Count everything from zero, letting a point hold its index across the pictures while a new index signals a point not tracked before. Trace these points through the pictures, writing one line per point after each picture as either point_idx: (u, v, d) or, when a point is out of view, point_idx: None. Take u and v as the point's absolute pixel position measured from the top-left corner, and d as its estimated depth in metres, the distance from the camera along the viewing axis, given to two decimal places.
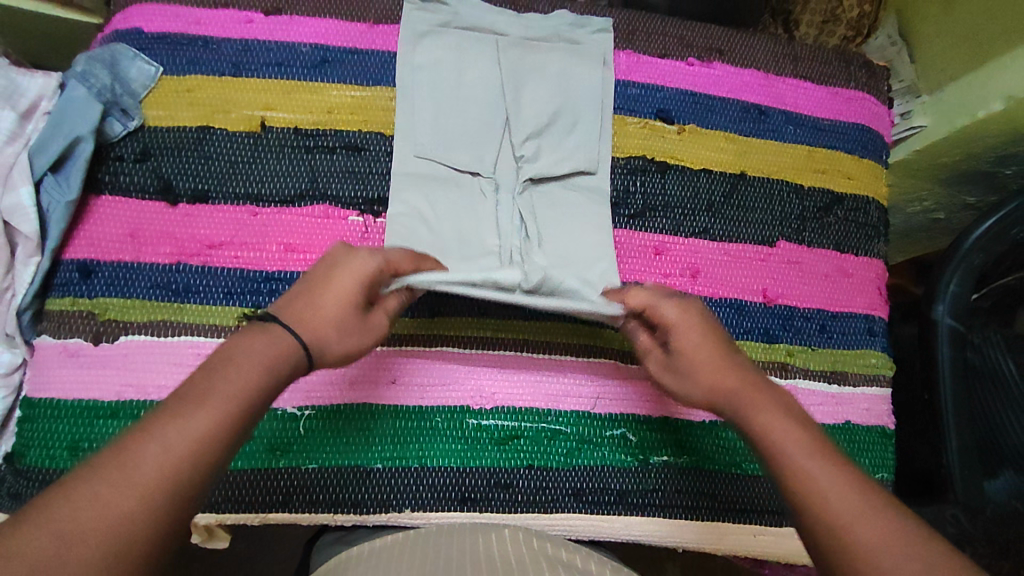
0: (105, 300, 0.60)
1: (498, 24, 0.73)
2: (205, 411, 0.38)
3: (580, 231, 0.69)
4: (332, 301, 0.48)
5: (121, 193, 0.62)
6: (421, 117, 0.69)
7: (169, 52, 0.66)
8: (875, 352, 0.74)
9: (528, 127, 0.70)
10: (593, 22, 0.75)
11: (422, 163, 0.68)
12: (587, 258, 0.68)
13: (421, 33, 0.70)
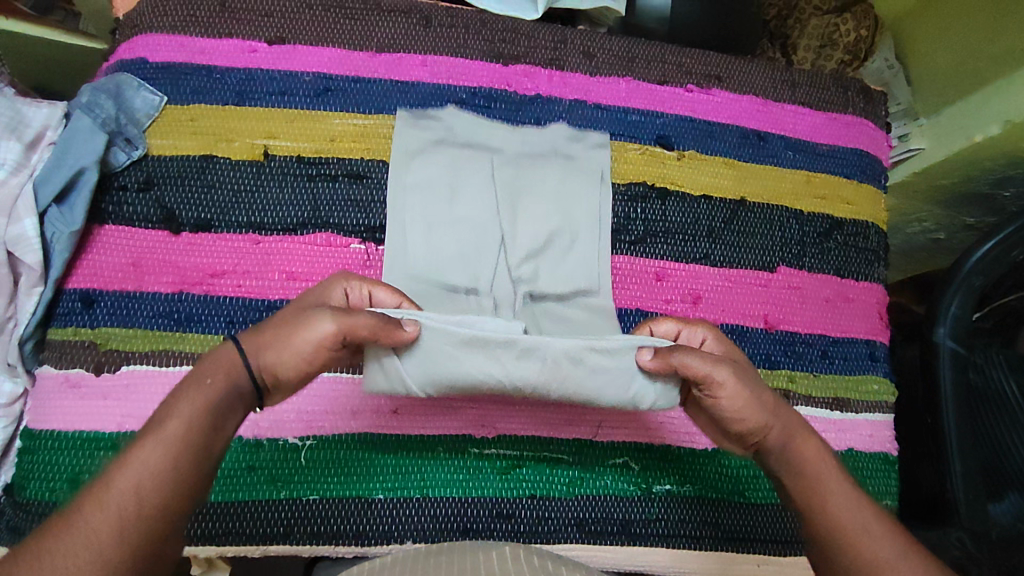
0: (107, 329, 0.60)
1: (493, 139, 0.71)
2: (145, 450, 0.41)
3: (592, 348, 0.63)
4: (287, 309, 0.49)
5: (125, 222, 0.62)
6: (413, 240, 0.66)
7: (174, 81, 0.67)
8: (877, 378, 0.74)
9: (526, 249, 0.67)
10: (591, 136, 0.73)
11: (414, 283, 0.64)
12: None
13: (413, 152, 0.69)
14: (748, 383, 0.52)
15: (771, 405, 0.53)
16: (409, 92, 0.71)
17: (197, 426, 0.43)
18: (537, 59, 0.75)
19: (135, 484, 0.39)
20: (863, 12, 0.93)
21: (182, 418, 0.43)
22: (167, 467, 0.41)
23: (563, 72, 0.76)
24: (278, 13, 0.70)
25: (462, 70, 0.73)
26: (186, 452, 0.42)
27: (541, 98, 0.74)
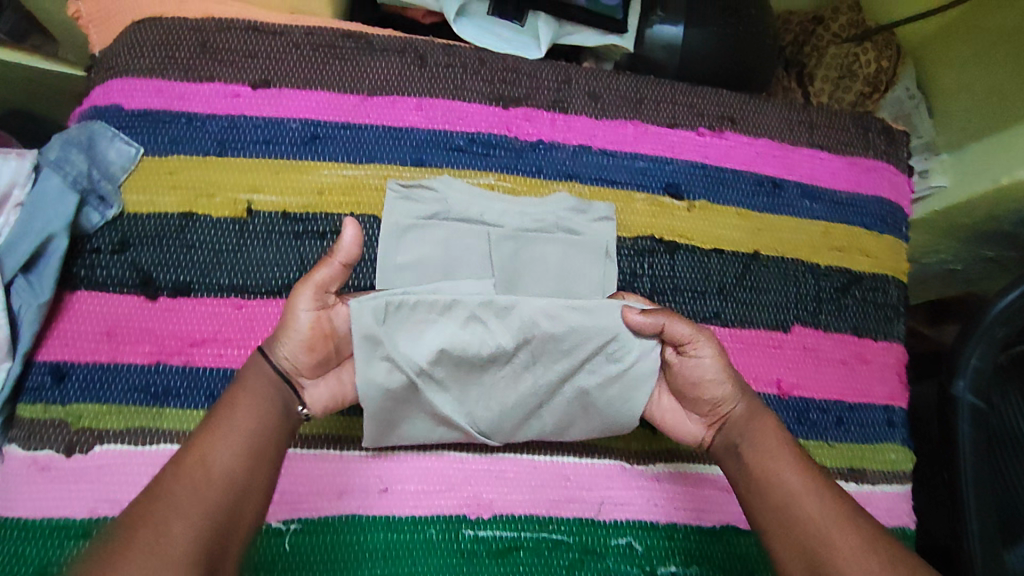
0: (80, 406, 0.56)
1: (489, 212, 0.66)
2: (220, 418, 0.47)
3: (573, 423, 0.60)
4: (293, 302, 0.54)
5: (99, 287, 0.58)
6: None
7: (151, 130, 0.62)
8: (895, 446, 0.70)
9: None
10: (593, 209, 0.68)
11: None
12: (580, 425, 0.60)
13: (404, 229, 0.64)
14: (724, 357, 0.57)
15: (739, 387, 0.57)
16: (403, 139, 0.67)
17: (257, 398, 0.49)
18: (540, 100, 0.70)
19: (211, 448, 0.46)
20: (885, 41, 0.89)
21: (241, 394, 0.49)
22: (237, 433, 0.47)
23: (568, 115, 0.71)
24: (262, 53, 0.65)
25: (459, 114, 0.68)
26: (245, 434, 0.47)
27: (543, 144, 0.69)
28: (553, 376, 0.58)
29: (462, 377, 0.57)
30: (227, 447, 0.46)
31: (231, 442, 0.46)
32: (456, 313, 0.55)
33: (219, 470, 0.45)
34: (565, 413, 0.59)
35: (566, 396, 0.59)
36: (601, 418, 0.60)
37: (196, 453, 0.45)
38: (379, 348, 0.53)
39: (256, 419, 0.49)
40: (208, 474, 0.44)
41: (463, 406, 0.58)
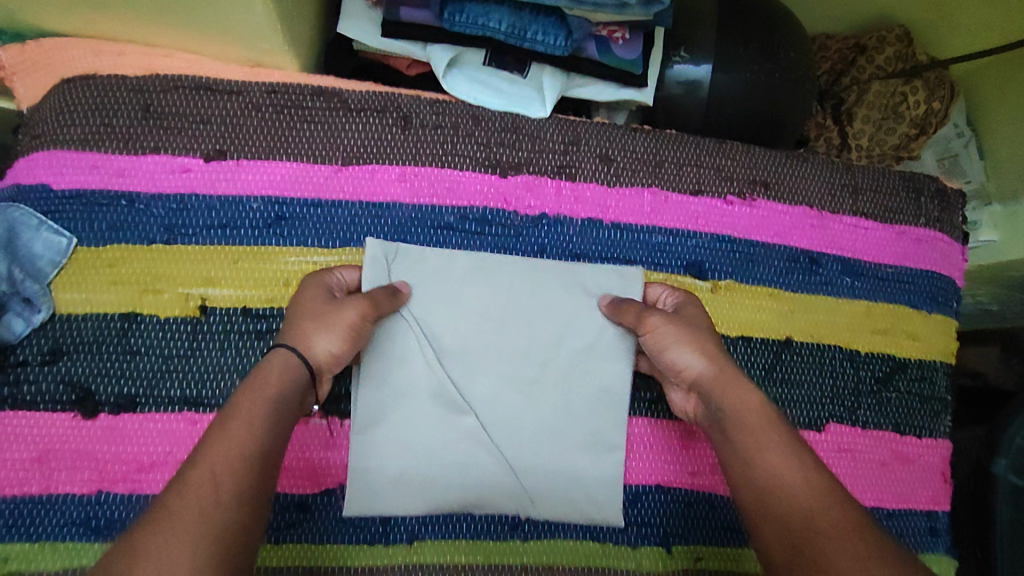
0: (6, 546, 0.49)
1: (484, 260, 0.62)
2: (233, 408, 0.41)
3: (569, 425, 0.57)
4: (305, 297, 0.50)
5: (25, 407, 0.50)
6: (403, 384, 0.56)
7: (86, 215, 0.53)
8: (938, 558, 0.62)
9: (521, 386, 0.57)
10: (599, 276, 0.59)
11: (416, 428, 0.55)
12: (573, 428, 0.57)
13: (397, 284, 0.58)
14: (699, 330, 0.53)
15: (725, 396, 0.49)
16: (383, 218, 0.58)
17: (281, 376, 0.44)
18: (543, 166, 0.61)
19: (219, 462, 0.38)
20: (937, 79, 0.79)
21: (247, 395, 0.42)
22: (247, 441, 0.39)
23: (575, 183, 0.61)
24: (217, 119, 0.56)
25: (449, 184, 0.59)
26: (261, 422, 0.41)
27: (546, 218, 0.60)
28: (548, 337, 0.58)
29: (462, 339, 0.56)
30: (237, 458, 0.38)
31: (243, 453, 0.39)
32: (457, 268, 0.57)
33: (229, 489, 0.37)
34: (563, 390, 0.57)
35: (563, 362, 0.58)
36: (602, 392, 0.58)
37: (203, 467, 0.37)
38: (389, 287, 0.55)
39: (269, 422, 0.41)
40: (217, 496, 0.37)
41: (462, 381, 0.56)
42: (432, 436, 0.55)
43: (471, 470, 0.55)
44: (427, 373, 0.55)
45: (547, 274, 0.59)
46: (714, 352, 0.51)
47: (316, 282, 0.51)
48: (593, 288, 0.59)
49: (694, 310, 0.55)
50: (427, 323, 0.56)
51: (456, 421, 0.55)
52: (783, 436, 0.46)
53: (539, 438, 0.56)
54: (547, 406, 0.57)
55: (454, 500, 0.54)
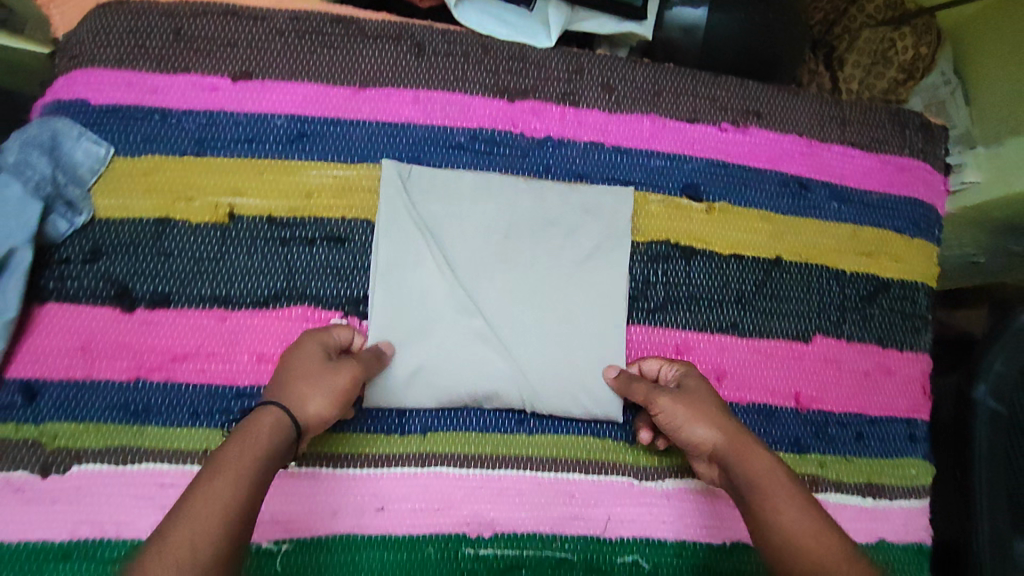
0: (54, 425, 0.53)
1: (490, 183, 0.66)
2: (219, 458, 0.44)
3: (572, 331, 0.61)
4: (302, 356, 0.52)
5: (69, 299, 0.54)
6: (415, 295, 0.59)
7: (122, 127, 0.57)
8: (915, 462, 0.68)
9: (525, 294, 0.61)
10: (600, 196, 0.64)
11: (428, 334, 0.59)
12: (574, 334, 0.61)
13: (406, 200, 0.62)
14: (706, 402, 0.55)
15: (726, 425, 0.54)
16: (398, 137, 0.62)
17: (271, 432, 0.46)
18: (548, 93, 0.65)
19: (199, 520, 0.40)
20: (926, 25, 0.81)
21: (237, 450, 0.44)
22: (227, 497, 0.41)
23: (578, 109, 0.65)
24: (243, 42, 0.60)
25: (460, 107, 0.63)
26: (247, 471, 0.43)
27: (551, 140, 0.64)
28: (549, 249, 0.63)
29: (469, 250, 0.61)
30: (214, 515, 0.40)
31: (222, 512, 0.41)
32: (465, 188, 0.62)
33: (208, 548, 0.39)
34: (565, 295, 0.62)
35: (564, 271, 0.63)
36: (600, 299, 0.62)
37: (184, 523, 0.40)
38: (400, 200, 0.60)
39: (254, 479, 0.43)
40: (195, 554, 0.39)
41: (471, 288, 0.60)
42: (442, 339, 0.59)
43: (480, 367, 0.59)
44: (438, 280, 0.60)
45: (549, 193, 0.63)
46: (721, 424, 0.54)
47: (309, 340, 0.53)
48: (592, 204, 0.64)
49: (697, 379, 0.58)
50: (438, 237, 0.61)
51: (467, 321, 0.60)
52: (791, 494, 0.49)
53: (544, 338, 0.61)
54: (549, 310, 0.61)
55: (466, 390, 0.59)
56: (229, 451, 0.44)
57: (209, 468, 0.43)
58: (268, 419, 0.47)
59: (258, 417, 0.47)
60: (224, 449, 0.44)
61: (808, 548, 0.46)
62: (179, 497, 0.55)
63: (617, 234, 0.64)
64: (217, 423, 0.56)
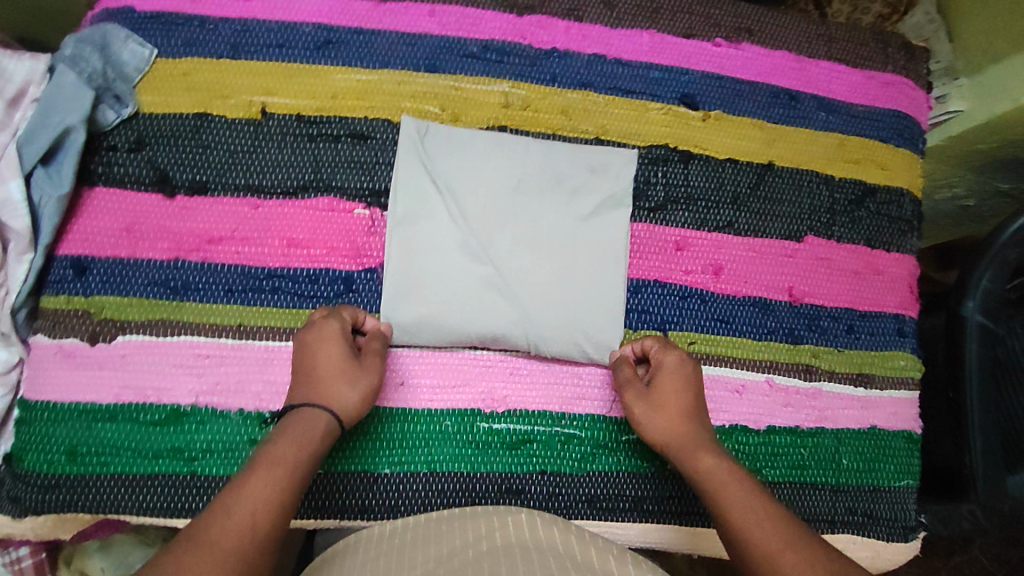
0: (101, 298, 0.57)
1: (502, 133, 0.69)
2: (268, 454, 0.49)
3: (578, 279, 0.63)
4: (324, 356, 0.55)
5: (116, 184, 0.59)
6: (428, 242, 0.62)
7: (165, 32, 0.62)
8: (905, 354, 0.71)
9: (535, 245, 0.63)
10: (606, 160, 0.67)
11: (440, 279, 0.61)
12: (580, 281, 0.63)
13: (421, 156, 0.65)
14: (672, 406, 0.58)
15: (674, 425, 0.57)
16: (415, 45, 0.66)
17: (312, 433, 0.51)
18: (554, 9, 0.70)
19: (258, 503, 0.45)
20: None
21: (293, 448, 0.50)
22: (284, 482, 0.47)
23: (582, 24, 0.70)
24: None
25: (473, 20, 0.68)
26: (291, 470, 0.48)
27: (557, 52, 0.69)
28: (555, 206, 0.65)
29: (479, 202, 0.63)
30: (275, 497, 0.46)
31: (279, 497, 0.46)
32: (476, 144, 0.64)
33: (266, 527, 0.45)
34: (571, 249, 0.64)
35: (569, 228, 0.64)
36: (601, 249, 0.65)
37: (245, 504, 0.45)
38: (413, 154, 0.63)
39: (307, 472, 0.49)
40: (254, 531, 0.44)
41: (482, 238, 0.62)
42: (454, 285, 0.61)
43: (490, 311, 0.61)
44: (446, 229, 0.62)
45: (556, 152, 0.66)
46: (680, 426, 0.57)
47: (333, 332, 0.56)
48: (597, 164, 0.66)
49: (667, 376, 0.59)
50: (448, 189, 0.63)
51: (468, 270, 0.61)
52: (745, 493, 0.52)
53: (548, 286, 0.62)
54: (555, 263, 0.63)
55: (466, 334, 0.61)
56: (282, 446, 0.49)
57: (258, 463, 0.48)
58: (321, 425, 0.52)
59: (309, 417, 0.52)
60: (279, 443, 0.50)
61: (749, 538, 0.49)
62: (213, 367, 0.58)
63: (618, 195, 0.66)
64: (249, 301, 0.59)
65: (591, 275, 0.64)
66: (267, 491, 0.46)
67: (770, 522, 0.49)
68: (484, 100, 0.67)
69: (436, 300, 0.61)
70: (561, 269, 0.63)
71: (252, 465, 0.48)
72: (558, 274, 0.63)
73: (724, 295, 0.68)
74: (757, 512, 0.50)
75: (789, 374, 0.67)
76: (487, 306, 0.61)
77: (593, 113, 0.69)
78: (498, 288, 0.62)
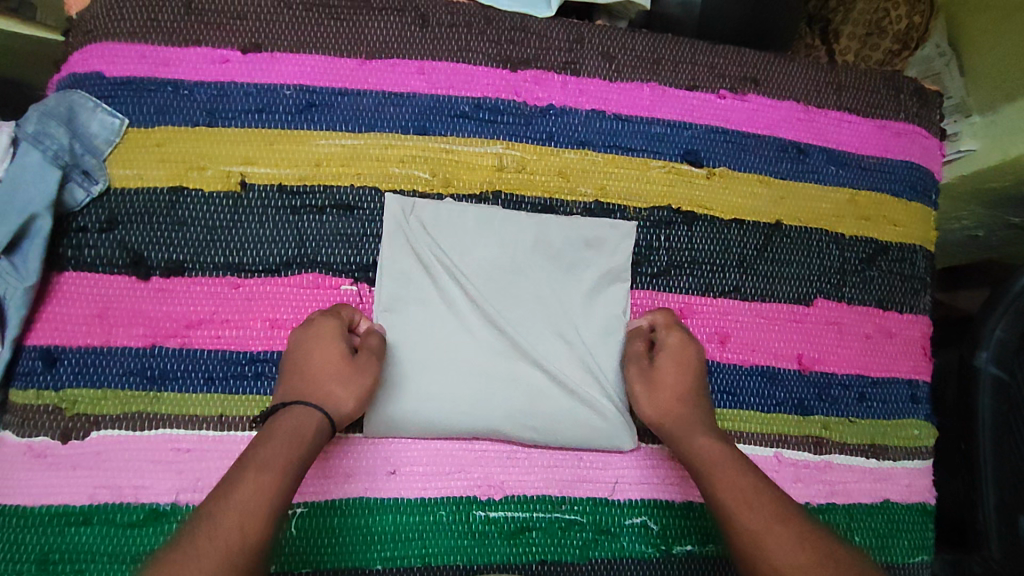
0: (73, 391, 0.54)
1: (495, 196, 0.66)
2: (263, 451, 0.47)
3: (576, 360, 0.61)
4: (317, 355, 0.54)
5: (87, 268, 0.56)
6: (420, 329, 0.59)
7: (136, 99, 0.58)
8: (919, 422, 0.68)
9: (532, 328, 0.61)
10: (606, 232, 0.63)
11: (436, 368, 0.58)
12: (578, 362, 0.61)
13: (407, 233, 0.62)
14: (674, 391, 0.58)
15: (663, 403, 0.58)
16: (404, 106, 0.63)
17: (301, 431, 0.49)
18: (550, 62, 0.66)
19: (249, 510, 0.43)
20: None
21: (284, 449, 0.47)
22: (273, 489, 0.45)
23: (580, 78, 0.66)
24: (253, 15, 0.61)
25: (464, 77, 0.64)
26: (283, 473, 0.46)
27: (553, 109, 0.65)
28: (551, 283, 0.62)
29: (471, 283, 0.60)
30: (264, 506, 0.44)
31: (268, 503, 0.44)
32: (469, 220, 0.61)
33: (256, 534, 0.42)
34: (568, 330, 0.62)
35: (567, 305, 0.62)
36: (600, 327, 0.62)
37: (233, 514, 0.43)
38: (401, 236, 0.60)
39: (296, 477, 0.47)
40: (245, 540, 0.42)
41: (479, 320, 0.60)
42: (452, 373, 0.59)
43: (491, 398, 0.58)
44: (442, 312, 0.60)
45: (552, 223, 0.63)
46: (675, 409, 0.58)
47: (330, 332, 0.55)
48: (594, 236, 0.63)
49: (668, 356, 0.59)
50: (439, 271, 0.60)
51: (466, 355, 0.59)
52: (738, 474, 0.51)
53: (547, 369, 0.60)
54: (554, 343, 0.61)
55: (460, 426, 0.58)
56: (273, 449, 0.47)
57: (252, 463, 0.45)
58: (310, 426, 0.50)
59: (301, 414, 0.50)
60: (269, 443, 0.47)
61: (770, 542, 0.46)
62: (195, 462, 0.55)
63: (616, 269, 0.63)
64: (231, 389, 0.56)
65: (590, 356, 0.62)
66: (258, 498, 0.44)
67: (761, 502, 0.49)
68: (476, 163, 0.63)
69: (433, 391, 0.58)
70: (561, 351, 0.61)
71: (237, 470, 0.45)
72: (556, 357, 0.61)
73: (731, 365, 0.65)
74: (750, 492, 0.50)
75: (799, 448, 0.64)
76: (488, 393, 0.59)
77: (592, 173, 0.65)
78: (498, 373, 0.59)
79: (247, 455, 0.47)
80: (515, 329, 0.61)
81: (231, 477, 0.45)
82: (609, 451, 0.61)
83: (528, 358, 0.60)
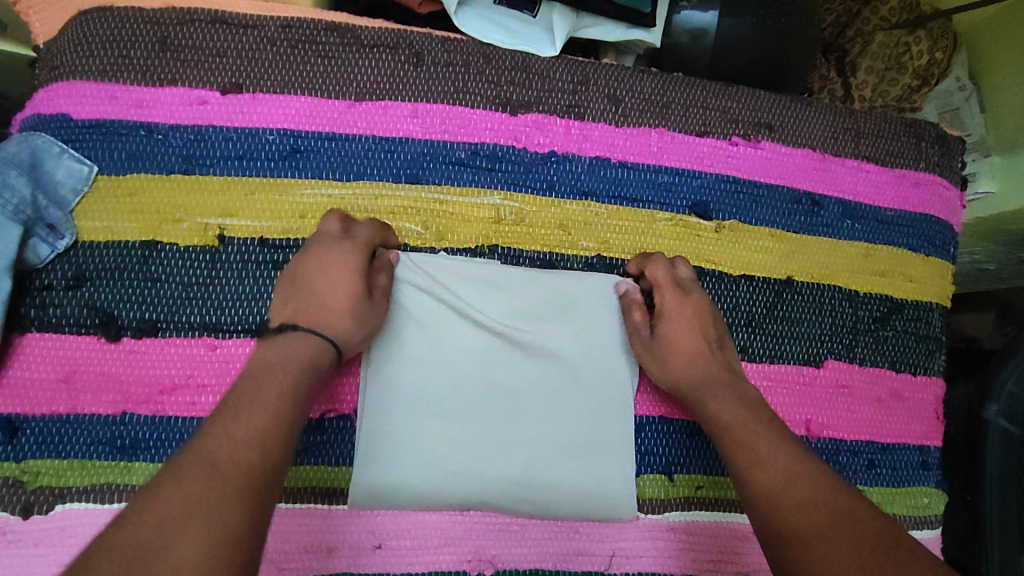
0: (36, 462, 0.51)
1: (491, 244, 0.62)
2: (271, 376, 0.45)
3: (574, 430, 0.58)
4: (329, 279, 0.51)
5: (52, 329, 0.52)
6: (414, 397, 0.55)
7: (106, 144, 0.55)
8: (928, 490, 0.65)
9: (530, 394, 0.58)
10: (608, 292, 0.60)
11: (431, 437, 0.55)
12: (576, 433, 0.58)
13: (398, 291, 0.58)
14: (687, 353, 0.56)
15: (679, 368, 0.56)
16: (396, 153, 0.58)
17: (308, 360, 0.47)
18: (552, 105, 0.61)
19: (263, 429, 0.41)
20: (941, 29, 0.76)
21: (295, 372, 0.46)
22: (285, 406, 0.43)
23: (584, 123, 0.62)
24: (232, 52, 0.56)
25: (460, 121, 0.59)
26: (292, 397, 0.44)
27: (555, 156, 0.61)
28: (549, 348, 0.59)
29: (467, 346, 0.57)
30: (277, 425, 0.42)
31: (281, 426, 0.42)
32: (464, 278, 0.58)
33: (274, 453, 0.41)
34: (567, 398, 0.58)
35: (567, 370, 0.59)
36: (602, 395, 0.59)
37: (248, 435, 0.40)
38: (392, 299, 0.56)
39: (307, 395, 0.46)
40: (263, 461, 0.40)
41: (476, 385, 0.57)
42: (448, 443, 0.55)
43: (490, 468, 0.56)
44: (438, 378, 0.56)
45: (550, 282, 0.59)
46: (686, 374, 0.56)
47: (342, 258, 0.52)
48: (594, 298, 0.60)
49: (669, 319, 0.58)
50: (435, 332, 0.57)
51: (463, 422, 0.56)
52: (747, 440, 0.50)
53: (542, 439, 0.57)
54: (551, 411, 0.58)
55: (454, 498, 0.55)
56: (281, 373, 0.45)
57: (259, 388, 0.44)
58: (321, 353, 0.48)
59: (313, 341, 0.48)
60: (276, 368, 0.46)
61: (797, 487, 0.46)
62: None
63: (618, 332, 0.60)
64: None
65: (589, 426, 0.58)
66: (270, 419, 0.42)
67: (776, 449, 0.49)
68: (472, 215, 0.59)
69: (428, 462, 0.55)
70: (558, 419, 0.58)
71: (246, 395, 0.43)
72: (553, 425, 0.58)
73: None
74: (766, 442, 0.50)
75: None
76: (487, 461, 0.56)
77: (595, 226, 0.62)
78: (495, 442, 0.56)
79: (252, 381, 0.45)
80: (512, 394, 0.57)
81: (238, 400, 0.43)
82: (607, 521, 0.58)
83: (524, 428, 0.57)
